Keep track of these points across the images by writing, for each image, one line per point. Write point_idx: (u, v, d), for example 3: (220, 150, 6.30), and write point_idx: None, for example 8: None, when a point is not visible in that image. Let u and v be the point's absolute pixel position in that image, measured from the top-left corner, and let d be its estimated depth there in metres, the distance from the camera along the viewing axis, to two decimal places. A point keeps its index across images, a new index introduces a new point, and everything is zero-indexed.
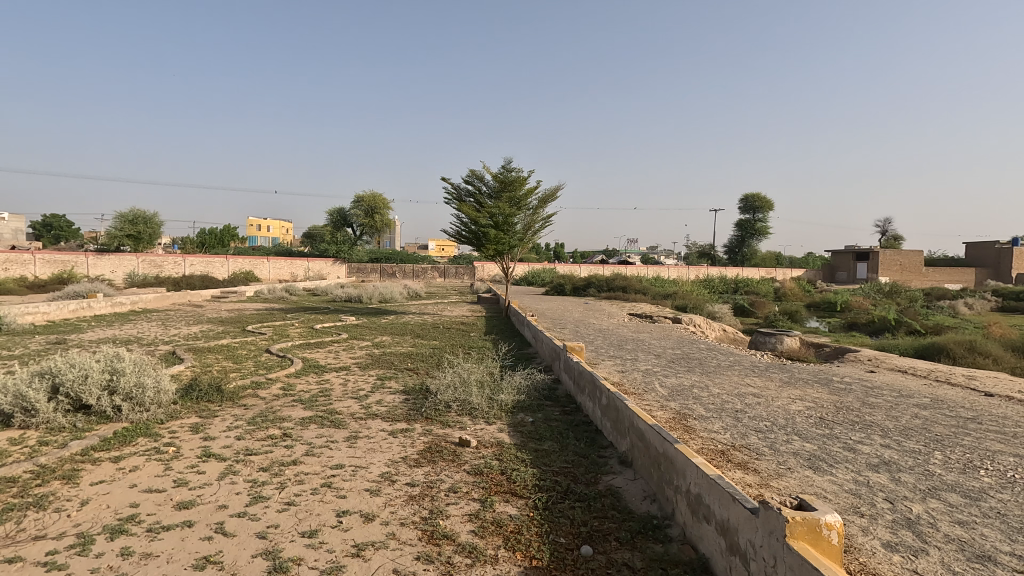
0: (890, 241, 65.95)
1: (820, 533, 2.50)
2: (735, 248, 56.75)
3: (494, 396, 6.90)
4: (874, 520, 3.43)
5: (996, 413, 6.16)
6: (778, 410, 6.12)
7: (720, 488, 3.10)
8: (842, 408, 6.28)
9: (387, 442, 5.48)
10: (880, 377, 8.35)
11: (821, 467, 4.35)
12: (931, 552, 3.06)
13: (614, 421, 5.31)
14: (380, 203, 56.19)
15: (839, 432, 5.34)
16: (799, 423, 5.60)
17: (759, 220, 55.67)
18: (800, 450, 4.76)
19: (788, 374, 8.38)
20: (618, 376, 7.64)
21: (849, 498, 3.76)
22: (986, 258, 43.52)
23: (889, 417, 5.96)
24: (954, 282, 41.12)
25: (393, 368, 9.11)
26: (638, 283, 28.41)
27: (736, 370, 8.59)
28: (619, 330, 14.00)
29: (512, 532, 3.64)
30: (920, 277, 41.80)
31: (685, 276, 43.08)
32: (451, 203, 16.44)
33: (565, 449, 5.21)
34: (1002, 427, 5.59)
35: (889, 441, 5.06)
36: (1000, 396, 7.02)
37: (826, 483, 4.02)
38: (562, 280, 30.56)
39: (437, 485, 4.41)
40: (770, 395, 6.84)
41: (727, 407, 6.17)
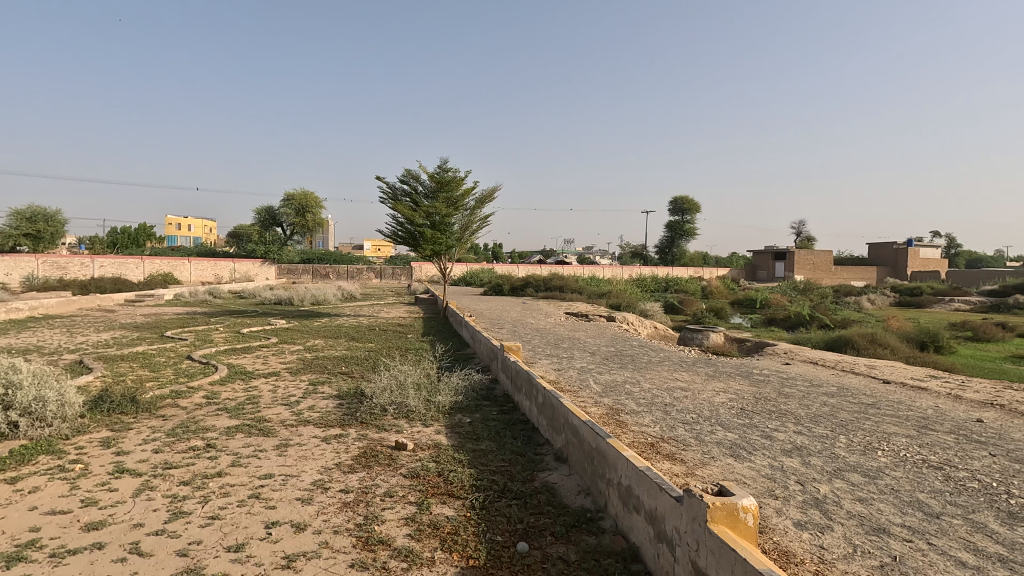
0: (806, 241, 70.74)
1: (737, 516, 2.67)
2: (666, 249, 59.17)
3: (431, 398, 6.84)
4: (787, 501, 3.70)
5: (891, 398, 6.81)
6: (703, 402, 6.46)
7: (648, 478, 3.25)
8: (761, 399, 6.72)
9: (320, 449, 5.32)
10: (794, 369, 9.00)
11: (740, 454, 4.64)
12: (835, 528, 3.35)
13: (549, 418, 5.42)
14: (312, 202, 54.13)
15: (758, 421, 5.71)
16: (722, 414, 5.95)
17: (687, 221, 58.31)
18: (722, 439, 5.05)
19: (713, 368, 8.87)
20: (554, 375, 7.79)
21: (765, 482, 4.04)
22: (885, 258, 47.78)
23: (801, 405, 6.44)
24: (858, 279, 44.80)
25: (326, 373, 8.84)
26: (574, 283, 29.08)
27: (665, 365, 8.98)
28: (554, 329, 14.26)
29: (448, 533, 3.64)
30: (830, 275, 45.24)
31: (619, 276, 44.39)
32: (386, 202, 16.11)
33: (502, 448, 5.27)
34: (897, 411, 6.18)
35: (801, 428, 5.47)
36: (895, 383, 7.77)
37: (745, 469, 4.29)
38: (500, 280, 30.73)
39: (371, 491, 4.32)
40: (695, 389, 7.19)
41: (657, 401, 6.44)
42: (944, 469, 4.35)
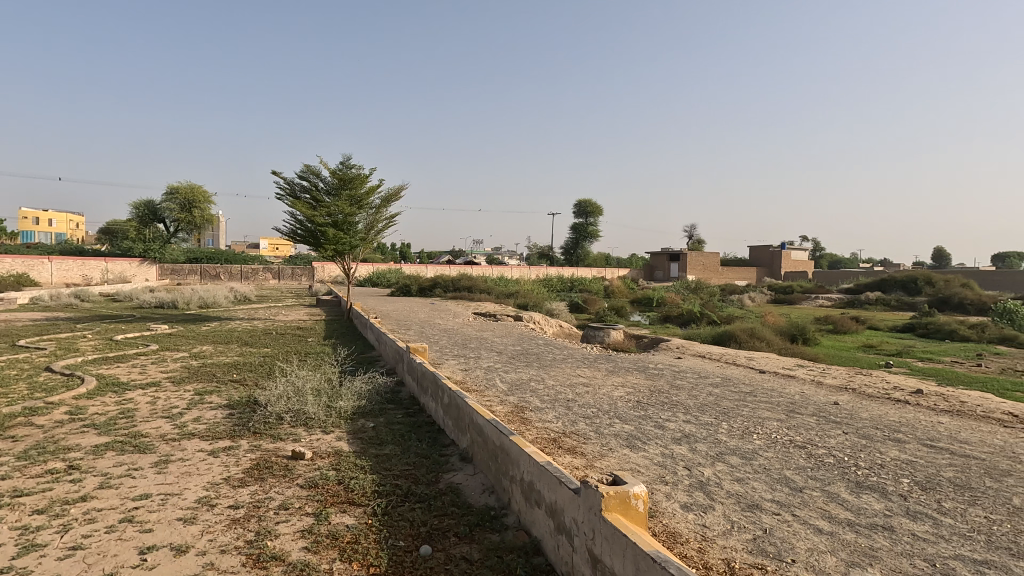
0: (696, 244, 76.29)
1: (629, 503, 2.82)
2: (571, 250, 61.19)
3: (331, 403, 6.57)
4: (675, 486, 3.97)
5: (766, 386, 7.55)
6: (603, 397, 6.77)
7: (548, 473, 3.34)
8: (655, 391, 7.16)
9: (206, 463, 4.92)
10: (685, 362, 9.69)
11: (635, 444, 4.91)
12: (716, 507, 3.64)
13: (454, 419, 5.42)
14: (200, 197, 49.90)
15: (651, 412, 6.08)
16: (619, 407, 6.27)
17: (591, 224, 60.68)
18: (619, 431, 5.32)
19: (613, 364, 9.31)
20: (460, 375, 7.79)
21: (657, 469, 4.31)
22: (763, 260, 52.73)
23: (690, 396, 6.95)
24: (741, 279, 49.06)
25: (215, 381, 8.19)
26: (482, 283, 29.24)
27: (568, 363, 9.29)
28: (463, 329, 14.25)
29: (348, 542, 3.52)
30: (717, 275, 49.11)
31: (527, 276, 45.27)
32: (284, 199, 15.23)
33: (406, 451, 5.18)
34: (770, 398, 6.85)
35: (689, 417, 5.90)
36: (769, 372, 8.61)
37: (639, 458, 4.55)
38: (407, 280, 30.19)
39: (264, 504, 4.07)
40: (596, 384, 7.52)
41: (560, 398, 6.65)
42: (807, 448, 4.88)
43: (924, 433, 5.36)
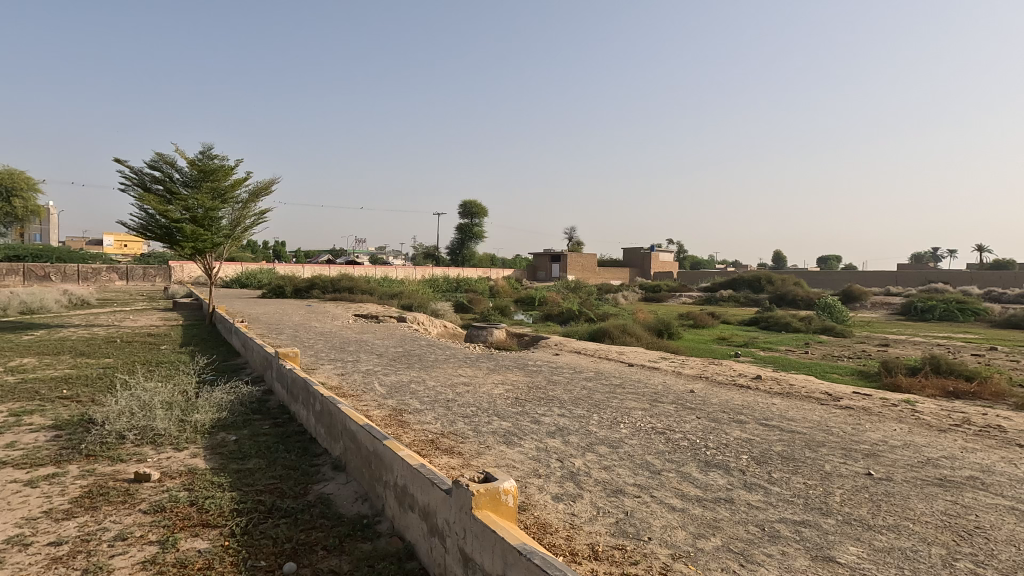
0: (576, 245, 80.04)
1: (499, 499, 2.88)
2: (457, 250, 61.18)
3: (185, 417, 5.94)
4: (548, 478, 4.13)
5: (633, 378, 8.12)
6: (483, 395, 6.85)
7: (420, 475, 3.29)
8: (533, 388, 7.39)
9: (21, 496, 4.20)
10: (562, 358, 10.12)
11: (512, 441, 5.02)
12: (584, 495, 3.84)
13: (327, 426, 5.16)
14: (22, 184, 42.50)
15: (529, 408, 6.26)
16: (498, 405, 6.38)
17: (476, 224, 61.14)
18: (497, 429, 5.41)
19: (494, 363, 9.46)
20: (336, 380, 7.43)
21: (531, 463, 4.44)
22: (635, 261, 56.74)
23: (565, 390, 7.26)
24: (616, 279, 52.34)
25: (36, 399, 7.02)
26: (364, 283, 28.21)
27: (450, 363, 9.27)
28: (341, 332, 13.63)
29: (199, 570, 3.20)
30: (595, 275, 51.92)
31: (412, 276, 44.49)
32: (130, 189, 13.48)
33: (272, 464, 4.83)
34: (636, 389, 7.38)
35: (564, 410, 6.17)
36: (636, 365, 9.27)
37: (515, 454, 4.66)
38: (281, 280, 28.24)
39: (96, 537, 3.57)
40: (477, 383, 7.58)
41: (440, 398, 6.61)
42: (666, 433, 5.33)
43: (760, 414, 6.10)
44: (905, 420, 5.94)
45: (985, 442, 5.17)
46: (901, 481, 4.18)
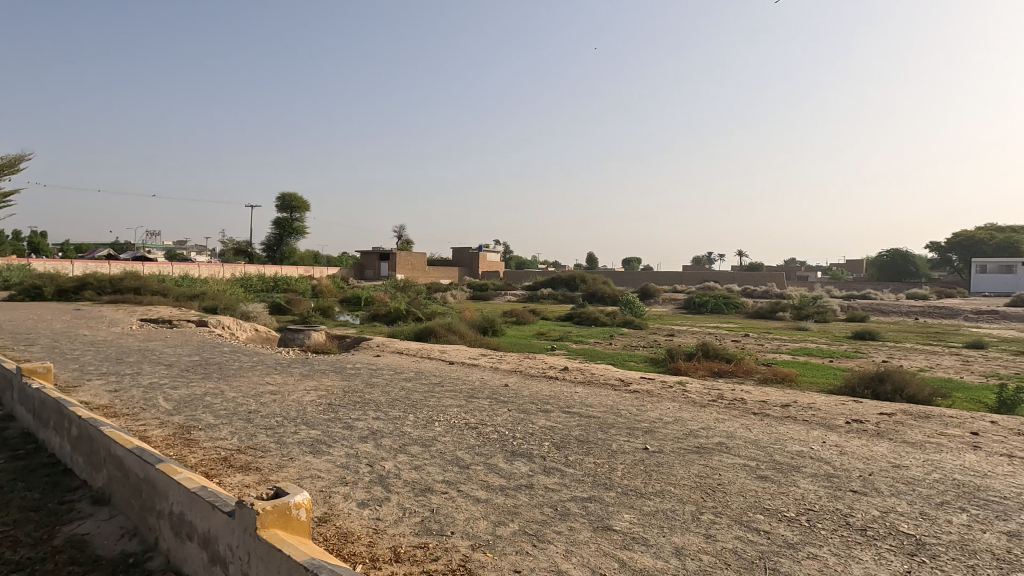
0: (405, 244, 78.85)
1: (289, 514, 2.70)
2: (274, 246, 56.11)
3: None
4: (355, 485, 3.99)
5: (452, 376, 8.28)
6: (291, 404, 6.38)
7: (199, 499, 2.94)
8: (348, 392, 7.09)
9: None
10: (383, 359, 9.90)
11: (320, 449, 4.76)
12: (392, 498, 3.80)
13: (85, 453, 4.33)
14: None
15: (341, 413, 6.00)
16: (308, 413, 5.99)
17: (297, 219, 56.80)
18: (304, 438, 5.08)
19: (309, 367, 8.88)
20: (106, 398, 6.29)
21: (339, 471, 4.26)
22: (464, 260, 57.88)
23: (382, 392, 7.11)
24: (445, 278, 52.82)
25: None
26: (155, 283, 24.34)
27: (257, 370, 8.47)
28: (120, 341, 11.58)
29: None
30: (425, 274, 51.60)
31: (219, 274, 39.65)
32: None
33: (3, 509, 3.90)
34: (454, 386, 7.54)
35: (379, 413, 6.03)
36: (456, 363, 9.48)
37: (322, 463, 4.43)
38: (37, 279, 23.00)
39: None
40: (286, 391, 7.04)
41: (240, 411, 5.99)
42: (478, 427, 5.52)
43: (564, 402, 6.67)
44: (677, 399, 6.98)
45: (731, 412, 6.33)
46: (669, 451, 4.91)
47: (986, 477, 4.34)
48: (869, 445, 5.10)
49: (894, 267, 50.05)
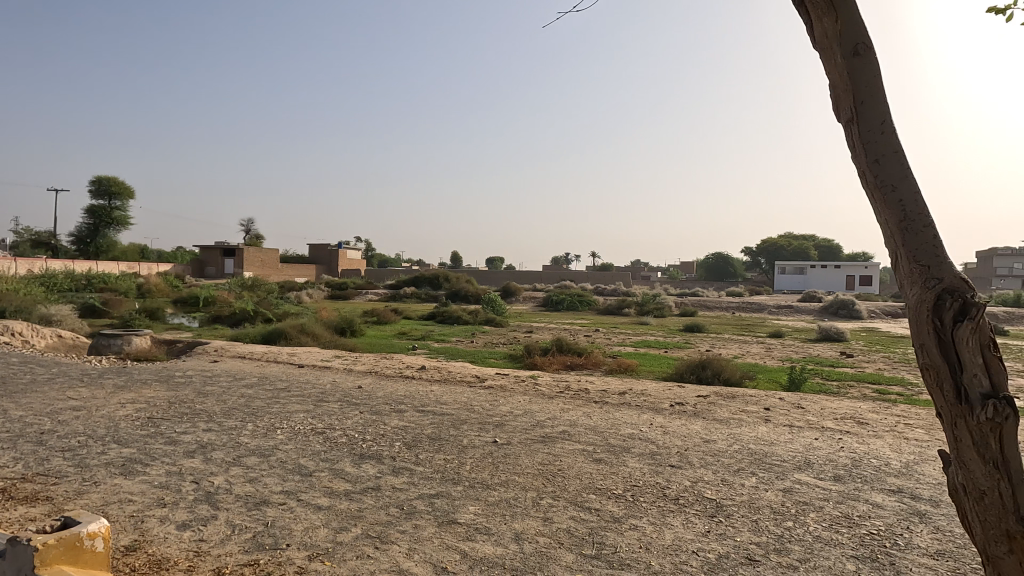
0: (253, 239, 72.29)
1: (79, 547, 2.34)
2: (86, 238, 48.03)
3: None
4: (175, 506, 3.59)
5: (300, 380, 7.80)
6: (100, 420, 5.52)
7: None
8: (175, 403, 6.34)
9: None
10: (221, 365, 9.00)
11: (133, 470, 4.20)
12: (219, 515, 3.48)
13: None
14: None
15: (164, 427, 5.34)
16: (121, 429, 5.24)
17: (118, 207, 49.23)
18: (113, 458, 4.44)
19: (126, 378, 7.76)
20: None
21: (156, 492, 3.79)
22: (322, 258, 54.17)
23: (217, 401, 6.47)
24: (301, 276, 49.43)
25: None
26: None
27: (56, 384, 7.20)
28: None
29: None
30: (279, 271, 46.61)
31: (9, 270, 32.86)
32: None
33: None
34: (302, 390, 7.11)
35: (211, 424, 5.48)
36: (306, 366, 8.95)
37: (135, 485, 3.91)
38: None
39: None
40: (93, 406, 6.08)
41: (28, 432, 5.05)
42: (324, 432, 5.27)
43: (418, 401, 6.64)
44: (528, 392, 7.31)
45: (576, 402, 6.79)
46: (516, 443, 5.12)
47: (772, 444, 5.19)
48: (687, 424, 5.81)
49: (720, 270, 57.32)
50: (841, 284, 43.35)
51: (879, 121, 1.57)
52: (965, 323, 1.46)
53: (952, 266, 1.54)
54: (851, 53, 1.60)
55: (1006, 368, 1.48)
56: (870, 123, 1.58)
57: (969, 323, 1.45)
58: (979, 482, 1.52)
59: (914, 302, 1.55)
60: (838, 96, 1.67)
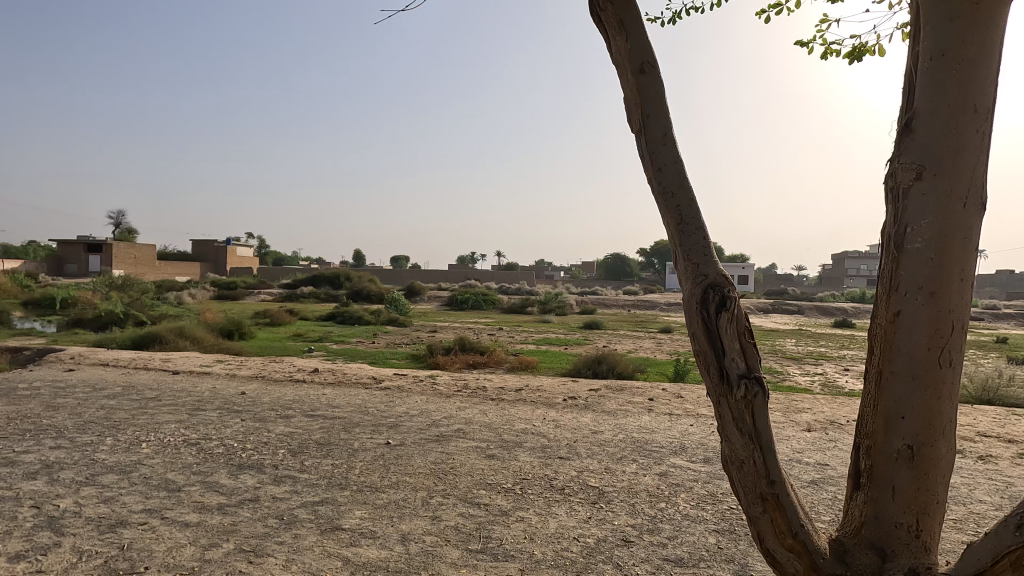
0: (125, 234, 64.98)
1: None
2: None
3: None
4: (8, 536, 3.15)
5: (174, 388, 7.15)
6: None
7: None
8: (15, 419, 5.54)
9: None
10: (78, 374, 8.01)
11: None
12: (63, 542, 3.11)
13: None
14: None
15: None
16: None
17: None
18: None
19: None
20: None
21: None
22: (208, 253, 50.08)
23: (70, 415, 5.75)
24: (183, 274, 45.20)
25: None
26: None
27: None
28: None
29: None
30: (152, 269, 42.19)
31: None
32: None
33: None
34: (175, 399, 6.52)
35: (60, 441, 4.86)
36: (182, 372, 8.22)
37: None
38: None
39: None
40: None
41: None
42: (199, 443, 4.87)
43: (308, 406, 6.35)
44: (426, 392, 7.24)
45: (473, 400, 6.84)
46: (409, 444, 5.06)
47: (652, 432, 5.56)
48: (578, 417, 6.06)
49: (618, 270, 60.27)
50: None
51: (662, 129, 1.60)
52: (724, 313, 1.47)
53: (720, 261, 1.56)
54: (637, 70, 1.62)
55: (761, 352, 1.51)
56: (654, 134, 1.61)
57: (728, 312, 1.46)
58: (739, 455, 1.53)
59: (686, 297, 1.55)
60: (628, 108, 1.70)
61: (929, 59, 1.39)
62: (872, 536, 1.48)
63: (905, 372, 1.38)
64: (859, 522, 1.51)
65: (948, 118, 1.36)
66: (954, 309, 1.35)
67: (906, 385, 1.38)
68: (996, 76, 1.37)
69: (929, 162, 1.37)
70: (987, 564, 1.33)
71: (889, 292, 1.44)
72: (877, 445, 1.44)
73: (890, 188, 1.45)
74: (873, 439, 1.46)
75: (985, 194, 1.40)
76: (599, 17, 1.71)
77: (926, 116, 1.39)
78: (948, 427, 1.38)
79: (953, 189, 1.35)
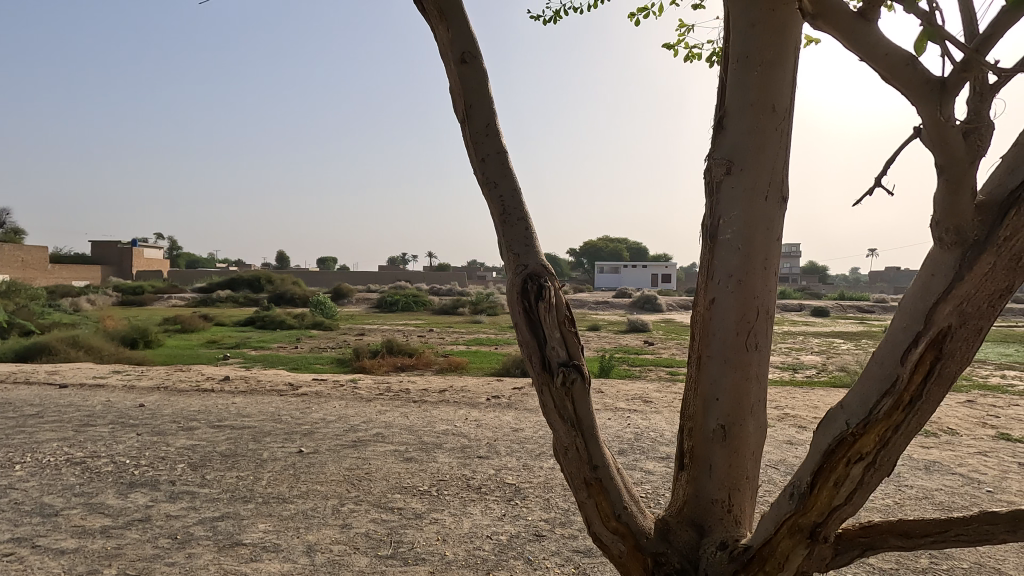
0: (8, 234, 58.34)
1: None
2: None
3: None
4: None
5: (60, 402, 6.51)
6: None
7: None
8: None
9: None
10: None
11: None
12: None
13: None
14: None
15: None
16: None
17: None
18: None
19: None
20: None
21: None
22: (110, 256, 46.16)
23: None
24: (81, 279, 41.24)
25: None
26: None
27: None
28: None
29: None
30: (45, 274, 38.01)
31: None
32: None
33: None
34: (60, 415, 5.94)
35: None
36: (70, 385, 7.51)
37: None
38: None
39: None
40: None
41: None
42: (84, 462, 4.46)
43: (215, 416, 5.99)
44: (346, 397, 7.02)
45: (395, 403, 6.70)
46: (324, 450, 4.88)
47: None
48: (499, 416, 6.08)
49: None
50: (647, 281, 49.32)
51: (484, 121, 1.63)
52: (542, 303, 1.53)
53: (542, 253, 1.61)
54: (458, 60, 1.62)
55: (583, 343, 1.57)
56: (478, 126, 1.64)
57: (545, 302, 1.52)
58: (564, 442, 1.58)
59: (510, 288, 1.59)
60: (455, 98, 1.70)
61: (735, 61, 1.49)
62: (692, 513, 1.57)
63: (718, 355, 1.49)
64: (681, 501, 1.60)
65: (751, 118, 1.48)
66: (758, 296, 1.48)
67: (718, 367, 1.49)
68: (789, 82, 1.50)
69: (735, 158, 1.48)
70: (771, 533, 1.45)
71: (705, 280, 1.54)
72: (696, 426, 1.53)
73: (707, 183, 1.55)
74: (693, 420, 1.55)
75: (784, 188, 1.53)
76: (423, 6, 1.70)
77: (733, 116, 1.50)
78: (754, 407, 1.50)
79: (754, 183, 1.47)
